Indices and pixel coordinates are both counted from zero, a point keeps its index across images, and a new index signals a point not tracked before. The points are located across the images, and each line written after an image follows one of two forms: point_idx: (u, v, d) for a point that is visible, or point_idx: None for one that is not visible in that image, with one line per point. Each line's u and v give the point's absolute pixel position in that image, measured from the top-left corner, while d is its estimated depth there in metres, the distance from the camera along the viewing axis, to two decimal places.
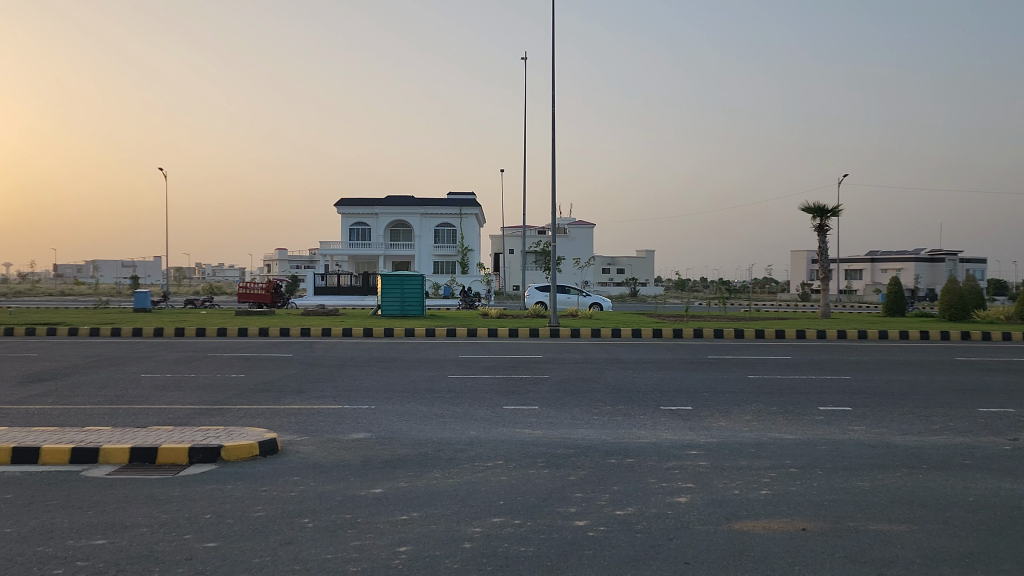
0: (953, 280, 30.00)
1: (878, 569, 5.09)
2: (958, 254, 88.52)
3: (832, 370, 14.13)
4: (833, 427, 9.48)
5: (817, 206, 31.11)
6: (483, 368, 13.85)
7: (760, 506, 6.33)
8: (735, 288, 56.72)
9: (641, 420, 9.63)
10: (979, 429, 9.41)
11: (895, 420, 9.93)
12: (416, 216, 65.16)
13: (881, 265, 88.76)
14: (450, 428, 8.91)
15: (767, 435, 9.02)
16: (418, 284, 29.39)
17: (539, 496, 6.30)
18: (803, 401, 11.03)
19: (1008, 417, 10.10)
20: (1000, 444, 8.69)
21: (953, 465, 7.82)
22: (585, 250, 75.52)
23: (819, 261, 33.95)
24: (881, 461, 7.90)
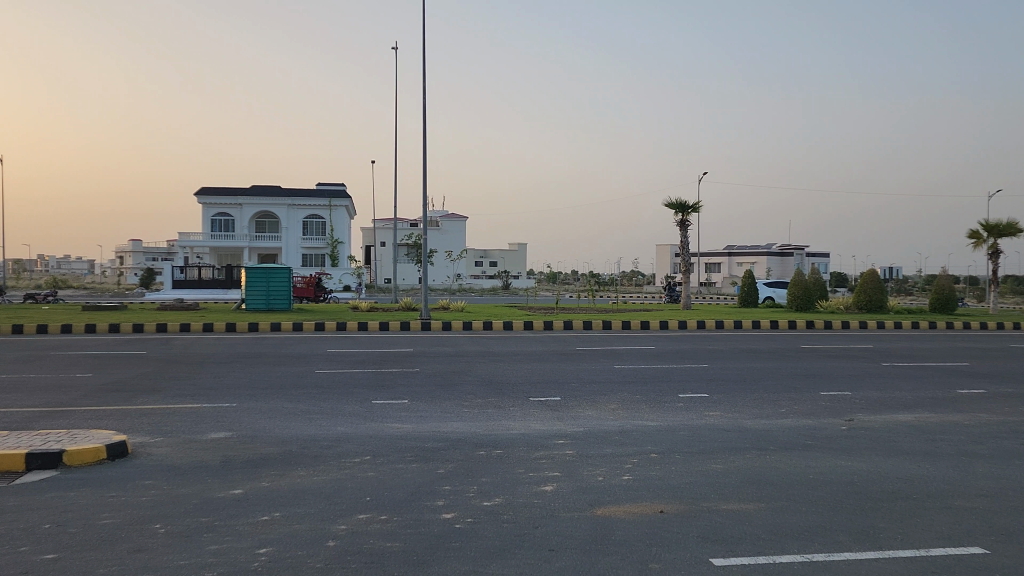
0: (800, 273, 32.08)
1: (730, 546, 5.38)
2: (805, 249, 94.89)
3: (690, 359, 14.80)
4: (692, 413, 9.94)
5: (679, 202, 32.49)
6: (353, 362, 13.64)
7: (622, 491, 6.56)
8: (603, 282, 58.56)
9: (511, 411, 9.78)
10: (821, 412, 10.13)
11: (747, 404, 10.55)
12: (284, 208, 63.14)
13: (737, 259, 93.93)
14: (316, 424, 8.71)
15: (631, 422, 9.36)
16: (284, 277, 28.55)
17: (407, 491, 6.28)
18: (665, 389, 11.53)
19: (845, 399, 10.93)
20: (839, 425, 9.40)
21: (798, 445, 8.38)
22: (458, 243, 75.71)
23: (681, 254, 35.34)
24: (734, 444, 8.36)
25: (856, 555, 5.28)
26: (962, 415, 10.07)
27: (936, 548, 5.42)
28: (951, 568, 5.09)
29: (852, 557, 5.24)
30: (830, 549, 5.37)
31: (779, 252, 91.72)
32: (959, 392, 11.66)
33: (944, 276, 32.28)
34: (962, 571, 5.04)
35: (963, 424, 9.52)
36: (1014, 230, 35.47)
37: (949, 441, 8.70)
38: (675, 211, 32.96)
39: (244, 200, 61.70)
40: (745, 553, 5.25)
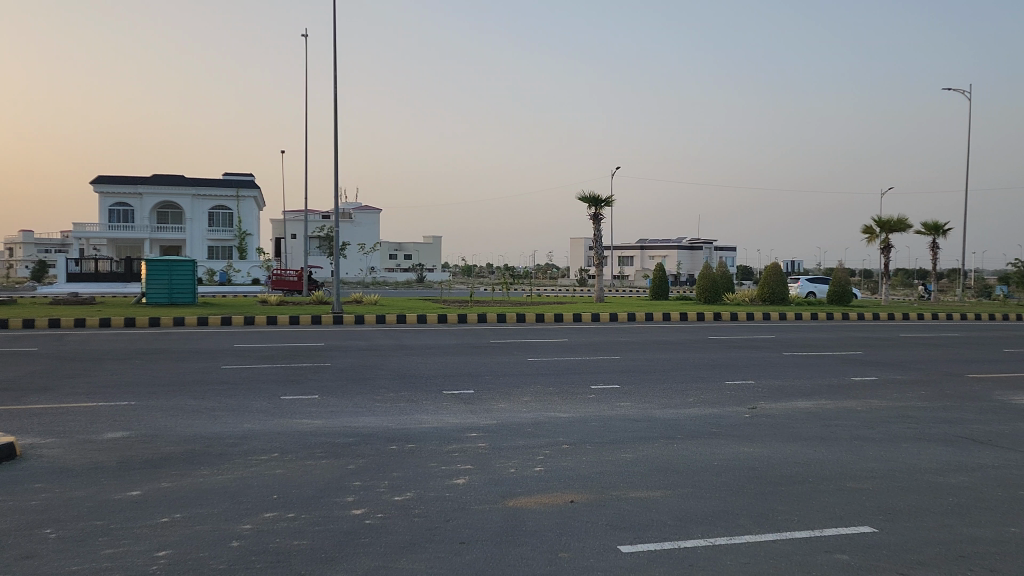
0: (708, 266, 33.02)
1: (636, 533, 5.51)
2: (713, 243, 97.85)
3: (602, 351, 15.06)
4: (603, 404, 10.12)
5: (591, 196, 32.95)
6: (261, 358, 13.30)
7: (533, 482, 6.62)
8: (517, 275, 58.98)
9: (424, 405, 9.73)
10: (726, 400, 10.46)
11: (656, 394, 10.81)
12: (188, 198, 60.95)
13: (649, 253, 96.05)
14: (221, 422, 8.47)
15: (543, 414, 9.45)
16: (187, 270, 27.57)
17: (316, 487, 6.17)
18: (577, 381, 11.70)
19: (749, 388, 11.33)
20: (742, 413, 9.73)
21: (704, 433, 8.63)
22: (372, 236, 74.79)
23: (595, 248, 35.81)
24: (643, 434, 8.55)
25: (756, 537, 5.48)
26: (856, 401, 10.59)
27: (830, 529, 5.68)
28: (844, 547, 5.35)
29: (752, 539, 5.44)
30: (732, 532, 5.57)
31: (688, 246, 94.28)
32: (853, 380, 12.24)
33: (841, 269, 33.82)
34: (853, 549, 5.31)
35: (857, 410, 10.01)
36: (905, 227, 37.45)
37: (843, 426, 9.15)
38: (589, 205, 33.41)
39: (145, 190, 59.33)
40: (651, 539, 5.39)
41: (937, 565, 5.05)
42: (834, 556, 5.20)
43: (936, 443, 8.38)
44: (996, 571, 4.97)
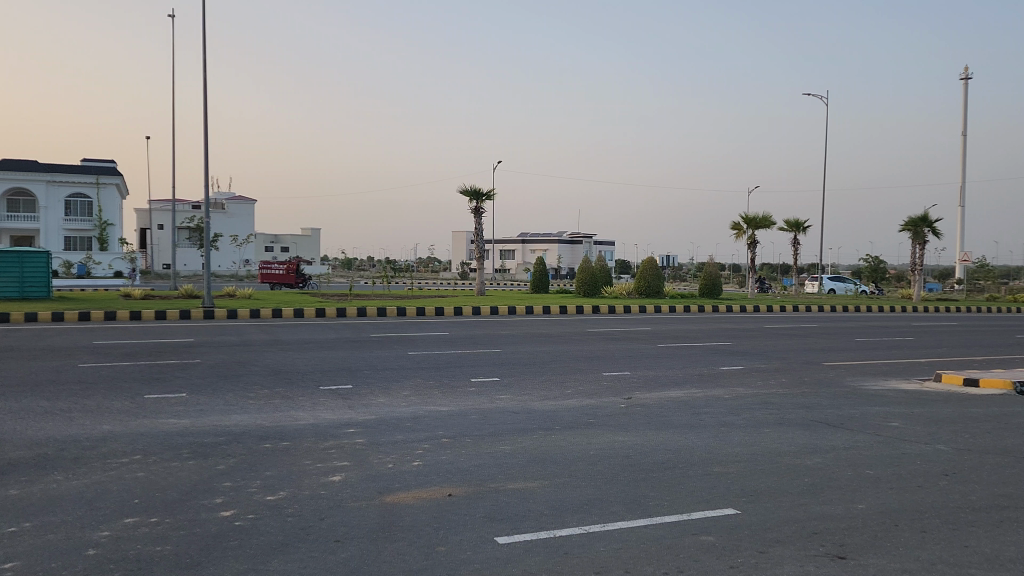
0: (587, 260, 33.75)
1: (513, 524, 5.56)
2: (591, 238, 100.25)
3: (483, 344, 15.15)
4: (483, 397, 10.17)
5: (473, 189, 33.04)
6: (123, 355, 12.59)
7: (411, 477, 6.57)
8: (399, 269, 58.50)
9: (300, 402, 9.48)
10: (602, 391, 10.74)
11: (535, 386, 10.96)
12: (41, 184, 56.89)
13: (530, 247, 97.36)
14: (77, 423, 7.95)
15: (423, 408, 9.40)
16: (40, 262, 25.75)
17: (181, 490, 5.90)
18: (457, 374, 11.70)
19: (624, 379, 11.67)
20: (618, 403, 10.01)
21: (581, 424, 8.83)
22: (248, 227, 72.23)
23: (477, 242, 35.90)
24: (522, 425, 8.65)
25: (627, 523, 5.65)
26: (723, 389, 11.11)
27: (697, 512, 5.93)
28: (710, 529, 5.59)
29: (625, 526, 5.60)
30: (605, 519, 5.72)
31: (568, 240, 96.31)
32: (721, 369, 12.82)
33: (712, 264, 35.39)
34: (717, 531, 5.56)
35: (724, 398, 10.49)
36: (769, 223, 39.56)
37: (711, 413, 9.57)
38: (470, 199, 33.47)
39: None
40: (527, 530, 5.46)
41: (793, 543, 5.36)
42: (701, 538, 5.42)
43: (794, 428, 8.90)
44: (844, 546, 5.33)
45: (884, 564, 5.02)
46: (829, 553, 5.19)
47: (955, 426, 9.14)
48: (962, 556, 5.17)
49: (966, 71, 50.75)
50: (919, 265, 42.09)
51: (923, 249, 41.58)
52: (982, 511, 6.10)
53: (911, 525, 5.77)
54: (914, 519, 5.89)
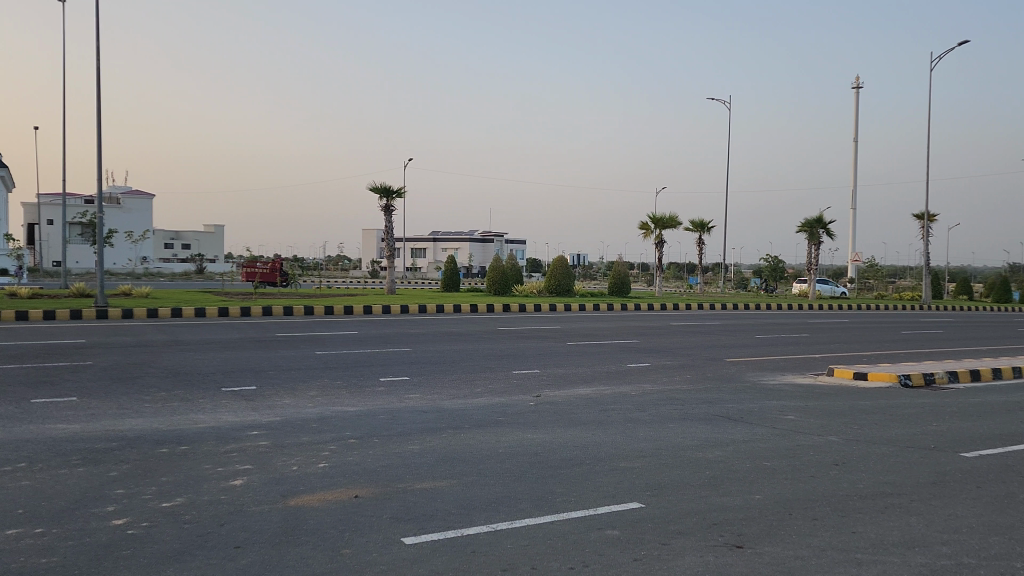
0: (498, 259, 33.87)
1: (420, 524, 5.52)
2: (503, 237, 100.68)
3: (392, 343, 15.00)
4: (392, 396, 10.07)
5: (383, 186, 32.69)
6: (7, 357, 11.88)
7: (316, 479, 6.45)
8: (306, 267, 57.46)
9: (200, 404, 9.15)
10: (512, 389, 10.80)
11: (445, 385, 10.93)
12: None
13: (442, 245, 97.07)
14: None
15: (330, 408, 9.24)
16: None
17: (69, 498, 5.61)
18: (366, 374, 11.55)
19: (534, 377, 11.77)
20: (527, 401, 10.08)
21: (491, 422, 8.85)
22: (146, 223, 69.37)
23: (387, 239, 35.50)
24: (431, 425, 8.60)
25: (534, 520, 5.70)
26: (630, 386, 11.33)
27: (602, 507, 6.03)
28: (615, 523, 5.69)
29: (532, 522, 5.64)
30: (513, 517, 5.75)
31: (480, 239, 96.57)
32: (628, 366, 13.08)
33: (620, 262, 36.07)
34: (622, 525, 5.67)
35: (630, 395, 10.70)
36: (676, 224, 40.63)
37: (618, 409, 9.75)
38: (380, 196, 33.11)
39: None
40: (434, 530, 5.43)
41: (694, 534, 5.51)
42: (606, 532, 5.52)
43: (697, 423, 9.16)
44: (742, 535, 5.52)
45: (779, 552, 5.22)
46: (727, 543, 5.37)
47: (846, 418, 9.60)
48: (850, 542, 5.43)
49: (858, 81, 53.39)
50: (815, 265, 44.01)
51: (818, 249, 43.55)
52: (867, 498, 6.43)
53: (803, 514, 6.02)
54: (806, 508, 6.16)
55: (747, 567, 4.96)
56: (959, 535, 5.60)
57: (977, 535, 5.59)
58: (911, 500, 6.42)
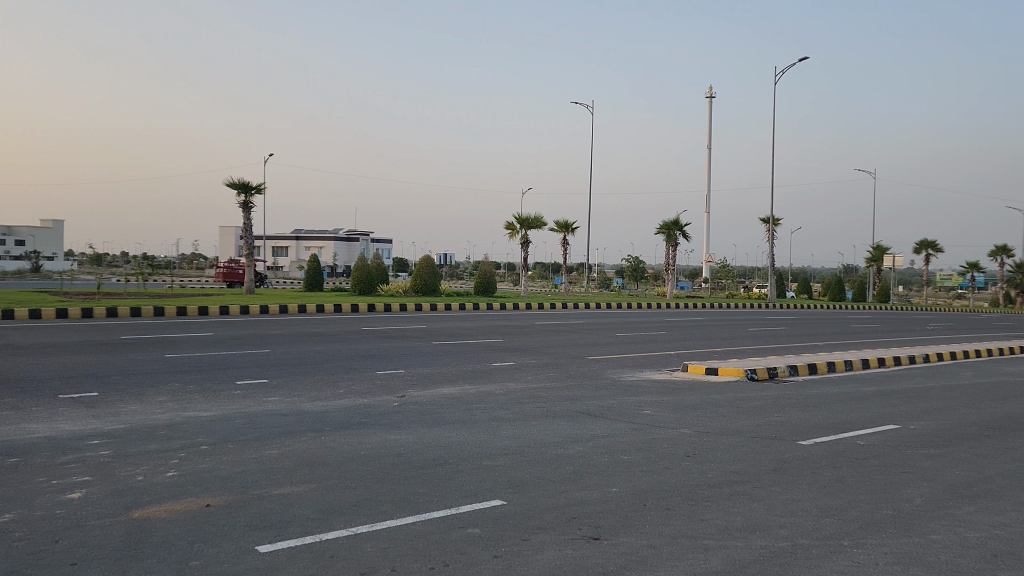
0: (362, 258, 33.34)
1: (276, 531, 5.35)
2: (368, 236, 99.22)
3: (250, 344, 14.46)
4: (249, 400, 9.69)
5: (242, 182, 31.47)
6: None
7: (165, 489, 6.12)
8: (156, 266, 54.50)
9: (34, 413, 8.47)
10: (376, 390, 10.65)
11: (305, 387, 10.64)
12: None
13: (305, 244, 94.54)
14: None
15: (181, 414, 8.79)
16: None
17: None
18: (221, 377, 11.06)
19: (398, 377, 11.66)
20: (391, 401, 9.98)
21: (353, 424, 8.69)
22: None
23: (246, 237, 34.17)
24: (290, 428, 8.35)
25: (396, 522, 5.64)
26: (494, 384, 11.44)
27: (465, 505, 6.06)
28: (477, 521, 5.73)
29: (393, 524, 5.59)
30: (374, 519, 5.67)
31: (345, 237, 94.78)
32: (493, 365, 13.19)
33: (486, 262, 36.37)
34: (484, 523, 5.70)
35: (494, 393, 10.79)
36: (541, 224, 41.39)
37: (481, 408, 9.82)
38: (237, 192, 31.85)
39: None
40: (291, 536, 5.27)
41: (554, 529, 5.63)
42: (468, 531, 5.54)
43: (559, 420, 9.36)
44: (600, 527, 5.69)
45: (634, 542, 5.42)
46: (585, 535, 5.52)
47: (698, 411, 10.08)
48: (699, 529, 5.71)
49: (711, 92, 56.29)
50: (672, 265, 46.00)
51: (675, 250, 45.51)
52: (715, 487, 6.78)
53: (657, 504, 6.28)
54: (660, 498, 6.42)
55: (604, 558, 5.11)
56: (796, 517, 6.00)
57: (811, 518, 6.02)
58: (755, 486, 6.83)
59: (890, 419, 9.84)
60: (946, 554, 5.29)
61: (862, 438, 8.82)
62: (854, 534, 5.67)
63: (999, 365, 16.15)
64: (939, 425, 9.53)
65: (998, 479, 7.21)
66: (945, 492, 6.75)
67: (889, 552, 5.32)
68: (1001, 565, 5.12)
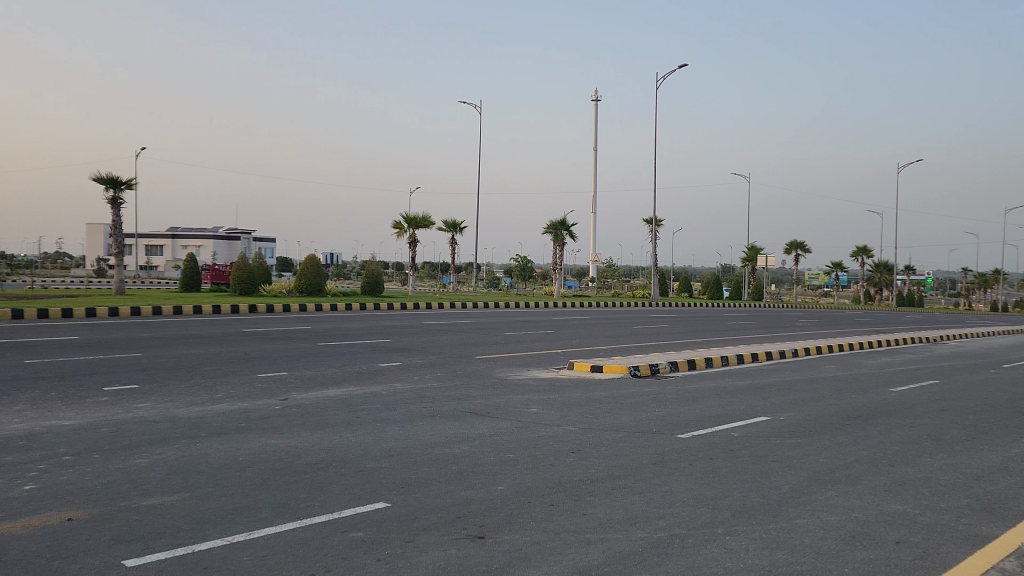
0: (243, 258, 32.24)
1: (146, 544, 5.10)
2: (249, 235, 96.18)
3: (120, 348, 13.71)
4: (118, 407, 9.19)
5: (111, 177, 29.84)
6: None
7: (21, 504, 5.72)
8: (13, 265, 50.96)
9: None
10: (256, 393, 10.30)
11: (180, 392, 10.19)
12: None
13: (181, 242, 90.70)
14: None
15: (41, 423, 8.23)
16: None
17: None
18: (87, 383, 10.44)
19: (280, 379, 11.33)
20: (273, 405, 9.69)
21: (230, 429, 8.38)
22: None
23: (116, 234, 32.38)
24: (162, 435, 7.97)
25: (275, 529, 5.48)
26: (381, 385, 11.29)
27: (347, 509, 5.95)
28: (360, 524, 5.64)
29: (272, 531, 5.43)
30: (251, 527, 5.48)
31: (226, 236, 91.39)
32: (379, 366, 13.02)
33: (373, 262, 35.88)
34: (367, 526, 5.62)
35: (380, 394, 10.65)
36: (429, 224, 41.23)
37: (366, 410, 9.68)
38: (105, 187, 30.16)
39: None
40: (161, 549, 5.02)
41: (438, 529, 5.61)
42: (350, 535, 5.44)
43: (445, 419, 9.33)
44: (485, 526, 5.71)
45: (517, 539, 5.47)
46: (470, 534, 5.53)
47: (582, 408, 10.28)
48: (581, 523, 5.83)
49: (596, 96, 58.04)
50: (559, 265, 46.81)
51: (561, 250, 46.25)
52: (598, 482, 6.94)
53: (541, 500, 6.36)
54: (544, 495, 6.51)
55: (487, 556, 5.14)
56: (673, 508, 6.21)
57: (688, 508, 6.24)
58: (635, 480, 7.03)
59: (761, 411, 10.34)
60: (809, 537, 5.61)
61: (735, 430, 9.24)
62: (727, 522, 5.92)
63: (859, 359, 17.27)
64: (805, 416, 10.10)
65: (856, 465, 7.71)
66: (810, 479, 7.16)
67: (758, 538, 5.59)
68: (857, 545, 5.48)
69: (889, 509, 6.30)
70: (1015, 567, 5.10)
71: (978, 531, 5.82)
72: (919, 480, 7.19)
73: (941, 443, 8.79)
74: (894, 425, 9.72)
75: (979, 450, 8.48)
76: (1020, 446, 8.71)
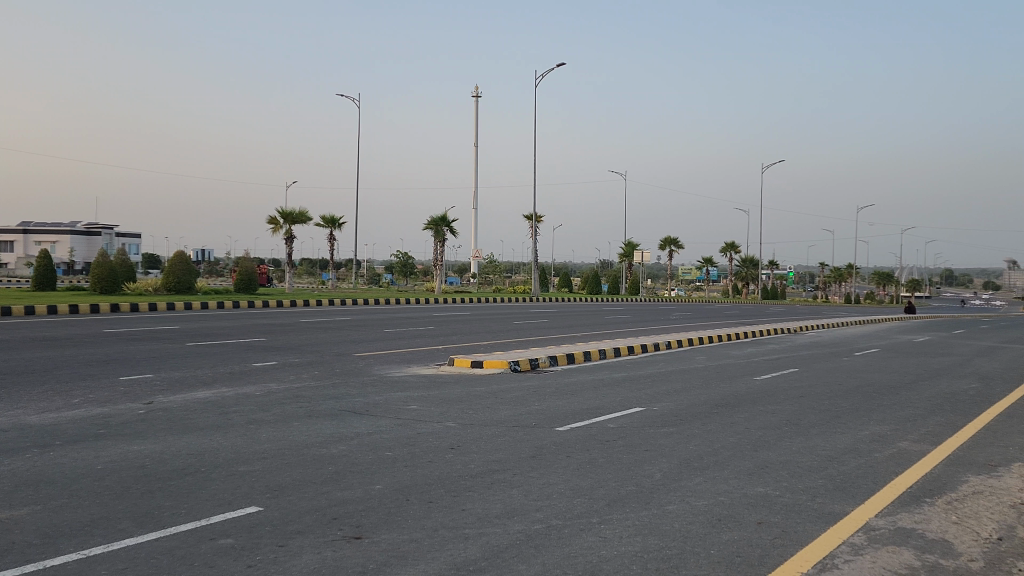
0: (104, 254, 30.44)
1: None
2: (111, 230, 91.02)
3: None
4: None
5: None
6: None
7: None
8: None
9: None
10: (117, 397, 9.74)
11: (32, 398, 9.50)
12: None
13: (35, 238, 84.91)
14: None
15: None
16: None
17: None
18: None
19: (144, 382, 10.75)
20: (136, 409, 9.19)
21: (87, 436, 7.87)
22: None
23: None
24: (8, 445, 7.38)
25: (136, 540, 5.19)
26: (254, 386, 10.91)
27: (216, 515, 5.72)
28: (229, 531, 5.42)
29: (132, 542, 5.14)
30: (111, 539, 5.18)
31: (86, 232, 86.01)
32: (252, 366, 12.58)
33: (246, 259, 34.65)
34: (236, 532, 5.41)
35: (252, 395, 10.28)
36: (306, 219, 40.18)
37: (238, 411, 9.32)
38: None
39: None
40: (7, 567, 4.66)
41: (312, 531, 5.48)
42: (218, 542, 5.23)
43: (322, 419, 9.11)
44: (361, 526, 5.62)
45: (394, 538, 5.41)
46: (345, 535, 5.42)
47: (462, 404, 10.28)
48: (459, 519, 5.83)
49: (477, 92, 58.59)
50: (440, 260, 46.69)
51: (443, 245, 46.18)
52: (476, 477, 6.96)
53: (420, 497, 6.33)
54: (422, 492, 6.47)
55: (363, 557, 5.05)
56: (550, 500, 6.32)
57: (564, 499, 6.37)
58: (513, 473, 7.11)
59: (635, 402, 10.68)
60: (679, 522, 5.83)
61: (611, 421, 9.49)
62: (601, 511, 6.08)
63: (726, 350, 18.07)
64: (676, 406, 10.49)
65: (722, 451, 8.09)
66: (680, 466, 7.46)
67: (630, 525, 5.76)
68: (723, 528, 5.73)
69: (752, 492, 6.64)
70: (862, 541, 5.49)
71: (831, 509, 6.22)
72: (779, 463, 7.62)
73: (799, 427, 9.35)
74: (757, 412, 10.25)
75: (833, 433, 9.06)
76: (868, 428, 9.38)
